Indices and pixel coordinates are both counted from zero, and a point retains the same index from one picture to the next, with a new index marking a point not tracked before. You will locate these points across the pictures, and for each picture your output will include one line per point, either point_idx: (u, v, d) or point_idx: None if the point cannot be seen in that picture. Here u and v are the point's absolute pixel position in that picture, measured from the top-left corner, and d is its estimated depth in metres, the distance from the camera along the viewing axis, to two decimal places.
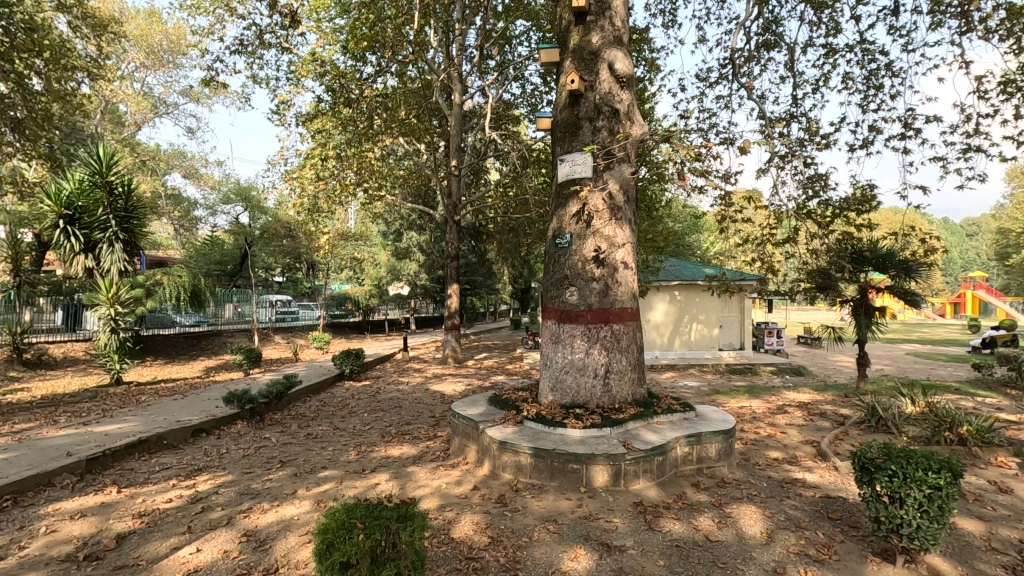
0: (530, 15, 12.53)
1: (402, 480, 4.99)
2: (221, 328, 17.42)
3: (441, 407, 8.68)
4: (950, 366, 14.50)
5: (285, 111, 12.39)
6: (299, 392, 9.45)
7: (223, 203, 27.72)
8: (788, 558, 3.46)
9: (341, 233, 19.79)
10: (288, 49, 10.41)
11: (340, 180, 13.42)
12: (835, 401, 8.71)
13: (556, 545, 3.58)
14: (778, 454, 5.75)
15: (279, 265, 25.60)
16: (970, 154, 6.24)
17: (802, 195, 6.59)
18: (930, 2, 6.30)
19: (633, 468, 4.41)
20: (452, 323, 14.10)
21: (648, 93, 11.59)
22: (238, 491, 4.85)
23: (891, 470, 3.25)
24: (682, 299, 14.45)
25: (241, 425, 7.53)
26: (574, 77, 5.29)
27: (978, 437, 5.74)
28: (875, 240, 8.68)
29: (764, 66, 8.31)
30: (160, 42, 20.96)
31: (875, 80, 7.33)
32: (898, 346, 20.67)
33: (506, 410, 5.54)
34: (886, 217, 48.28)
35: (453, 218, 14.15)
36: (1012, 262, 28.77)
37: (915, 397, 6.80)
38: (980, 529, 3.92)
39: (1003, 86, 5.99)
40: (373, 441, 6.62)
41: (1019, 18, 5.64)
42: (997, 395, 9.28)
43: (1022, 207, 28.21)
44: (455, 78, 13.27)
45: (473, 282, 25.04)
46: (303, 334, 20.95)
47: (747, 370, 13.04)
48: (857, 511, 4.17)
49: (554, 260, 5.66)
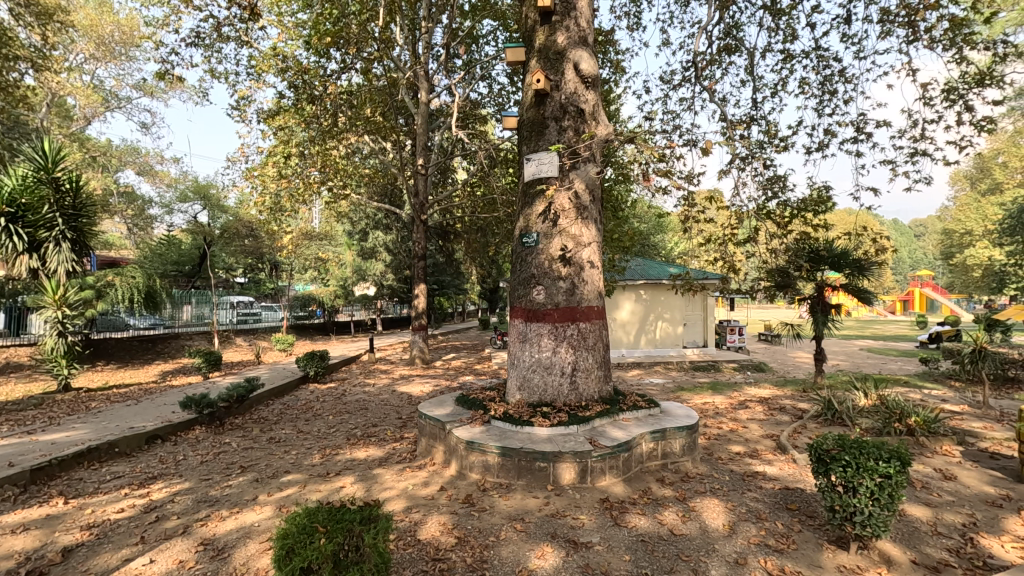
0: (496, 15, 12.58)
1: (368, 483, 4.92)
2: (178, 331, 16.85)
3: (409, 409, 8.58)
4: (900, 361, 15.10)
5: (245, 107, 12.03)
6: (261, 395, 9.19)
7: (180, 202, 26.73)
8: (749, 549, 3.55)
9: (305, 232, 19.38)
10: (248, 42, 10.08)
11: (304, 179, 13.09)
12: (794, 396, 8.98)
13: (522, 543, 3.58)
14: (739, 448, 5.91)
15: (241, 265, 24.88)
16: (917, 158, 6.53)
17: (762, 196, 6.81)
18: (880, 11, 6.55)
19: (600, 465, 4.46)
20: (420, 323, 13.98)
21: (614, 95, 11.75)
22: (195, 499, 4.68)
23: (844, 461, 3.36)
24: (647, 298, 14.66)
25: (198, 431, 7.29)
26: (538, 76, 5.31)
27: (925, 427, 6.02)
28: (831, 240, 8.98)
29: (725, 70, 8.54)
30: (111, 33, 20.08)
31: (830, 85, 7.60)
32: (853, 341, 21.50)
33: (473, 410, 5.50)
34: (840, 219, 50.23)
35: (420, 217, 13.95)
36: (954, 262, 30.23)
37: (868, 390, 7.09)
38: (927, 514, 4.10)
39: (947, 94, 6.27)
40: (338, 444, 6.50)
41: (960, 29, 5.92)
42: (943, 388, 9.75)
43: (964, 210, 29.74)
44: (421, 76, 13.18)
45: (441, 282, 24.83)
46: (265, 335, 20.38)
47: (710, 366, 13.36)
48: (814, 502, 4.31)
49: (521, 259, 5.67)
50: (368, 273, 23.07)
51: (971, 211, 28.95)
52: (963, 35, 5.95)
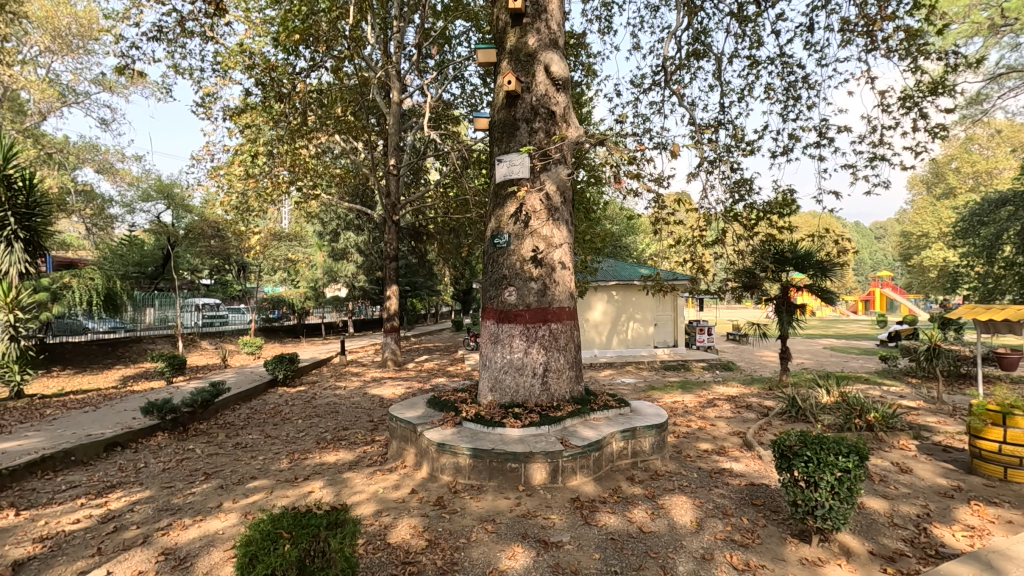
0: (469, 15, 12.54)
1: (337, 487, 4.84)
2: (140, 334, 16.27)
3: (380, 411, 8.49)
4: (860, 358, 15.63)
5: (210, 105, 11.70)
6: (227, 399, 8.95)
7: (143, 201, 25.83)
8: (715, 544, 3.62)
9: (273, 232, 18.98)
10: (213, 37, 9.80)
11: (272, 178, 12.80)
12: (760, 394, 9.19)
13: (493, 544, 3.58)
14: (707, 445, 6.02)
15: (207, 265, 24.21)
16: (876, 162, 6.78)
17: (730, 199, 6.98)
18: (840, 21, 6.79)
19: (571, 465, 4.49)
20: (392, 324, 13.84)
21: (586, 97, 11.88)
22: (156, 507, 4.54)
23: (806, 456, 3.47)
24: (619, 299, 14.83)
25: (161, 437, 7.07)
26: (510, 78, 5.33)
27: (883, 423, 6.24)
28: (795, 241, 9.24)
29: (694, 75, 8.69)
30: (68, 25, 19.28)
31: (794, 91, 7.83)
32: (818, 341, 22.09)
33: (445, 412, 5.48)
34: (806, 222, 51.69)
35: (392, 217, 13.84)
36: (913, 263, 31.44)
37: (830, 388, 7.30)
38: (884, 506, 4.25)
39: (903, 101, 6.53)
40: (307, 448, 6.39)
41: (914, 39, 6.18)
42: (901, 385, 10.12)
43: (922, 213, 30.97)
44: (393, 76, 13.09)
45: (413, 283, 24.60)
46: (233, 338, 19.86)
47: (680, 366, 13.58)
48: (778, 497, 4.42)
49: (492, 260, 5.67)
50: (339, 274, 22.74)
51: (928, 214, 30.19)
52: (917, 46, 6.22)
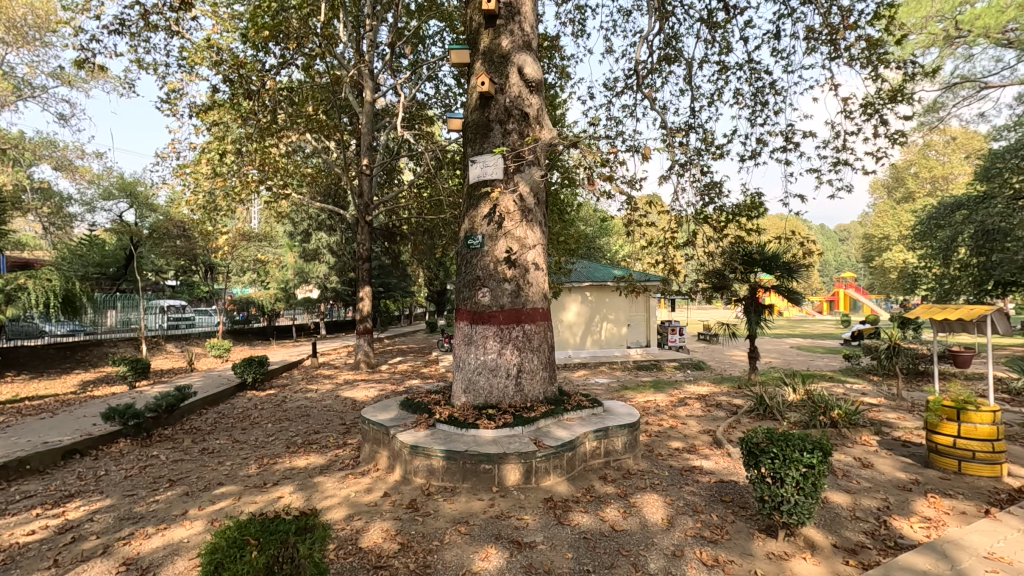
0: (443, 15, 12.48)
1: (308, 492, 4.75)
2: (101, 338, 15.70)
3: (353, 414, 8.38)
4: (825, 357, 16.12)
5: (176, 101, 11.38)
6: (193, 404, 8.71)
7: (104, 199, 24.94)
8: (686, 541, 3.67)
9: (242, 232, 18.56)
10: (179, 31, 9.52)
11: (241, 177, 12.50)
12: (730, 393, 9.38)
13: (466, 546, 3.57)
14: (678, 444, 6.12)
15: (173, 266, 23.53)
16: (839, 167, 6.98)
17: (700, 201, 7.11)
18: (805, 29, 6.97)
19: (544, 465, 4.50)
20: (365, 326, 13.67)
21: (559, 99, 11.94)
22: (117, 516, 4.39)
23: (772, 453, 3.55)
24: (593, 299, 14.95)
25: (122, 444, 6.84)
26: (483, 79, 5.33)
27: (846, 419, 6.44)
28: (763, 243, 9.46)
29: (665, 79, 8.81)
30: (23, 16, 18.48)
31: (761, 96, 8.01)
32: (786, 340, 22.65)
33: (418, 414, 5.43)
34: (774, 224, 53.00)
35: (365, 218, 13.67)
36: (875, 264, 32.51)
37: (796, 386, 7.50)
38: (847, 500, 4.39)
39: (865, 108, 6.73)
40: (277, 453, 6.26)
41: (875, 48, 6.38)
42: (863, 382, 10.46)
43: (883, 217, 32.08)
44: (366, 75, 12.94)
45: (387, 284, 24.33)
46: (199, 340, 19.33)
47: (653, 365, 13.77)
48: (746, 493, 4.52)
49: (466, 261, 5.65)
50: (311, 275, 22.35)
51: (889, 217, 31.29)
52: (877, 54, 6.43)
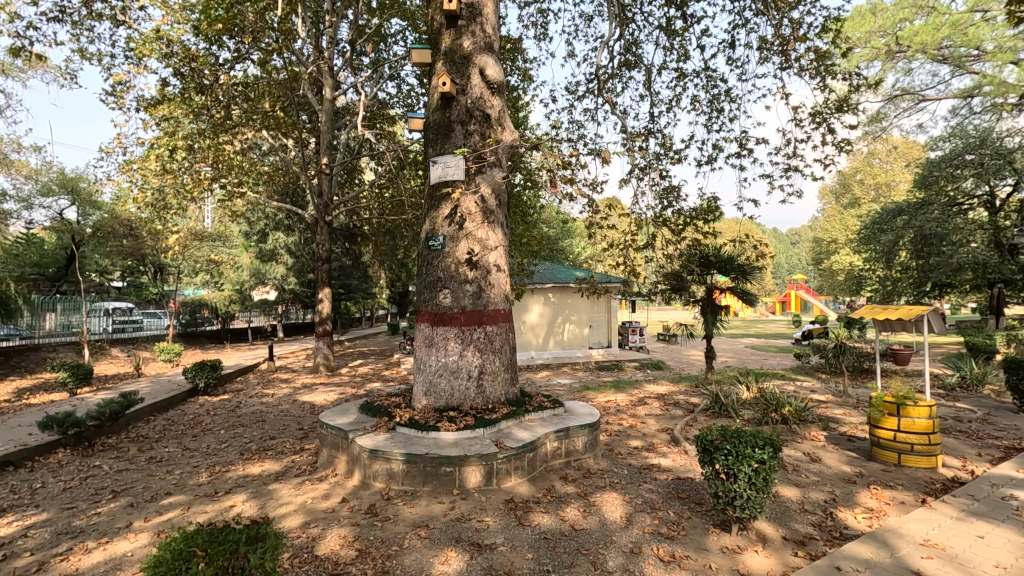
0: (405, 14, 12.35)
1: (262, 499, 4.61)
2: (39, 342, 14.78)
3: (311, 419, 8.17)
4: (778, 356, 16.70)
5: (122, 93, 10.85)
6: (140, 411, 8.31)
7: (43, 196, 23.53)
8: (644, 538, 3.74)
9: (194, 231, 17.86)
10: (126, 21, 9.11)
11: (192, 174, 12.03)
12: (687, 392, 9.61)
13: (426, 550, 3.53)
14: (637, 442, 6.23)
15: (118, 267, 22.41)
16: (790, 173, 7.25)
17: (659, 205, 7.26)
18: (758, 39, 7.23)
19: (505, 467, 4.50)
20: (324, 329, 13.36)
21: (523, 102, 11.99)
22: (54, 531, 4.15)
23: (726, 449, 3.66)
24: (555, 301, 15.07)
25: (61, 455, 6.47)
26: (444, 79, 5.31)
27: (796, 416, 6.69)
28: (719, 247, 9.72)
29: (625, 84, 8.96)
30: None
31: (718, 103, 8.24)
32: (740, 340, 23.38)
33: (378, 417, 5.35)
34: (730, 227, 54.63)
35: (325, 218, 13.37)
36: (824, 267, 33.93)
37: (750, 384, 7.74)
38: (797, 494, 4.56)
39: (813, 117, 7.02)
40: (229, 460, 6.04)
41: (822, 60, 6.67)
42: (813, 380, 10.90)
43: (831, 222, 33.53)
44: (326, 72, 12.64)
45: (347, 285, 23.87)
46: (148, 344, 18.50)
47: (614, 366, 13.97)
48: (702, 490, 4.63)
49: (427, 262, 5.60)
50: (268, 276, 21.71)
51: (837, 222, 32.64)
52: (825, 66, 6.72)
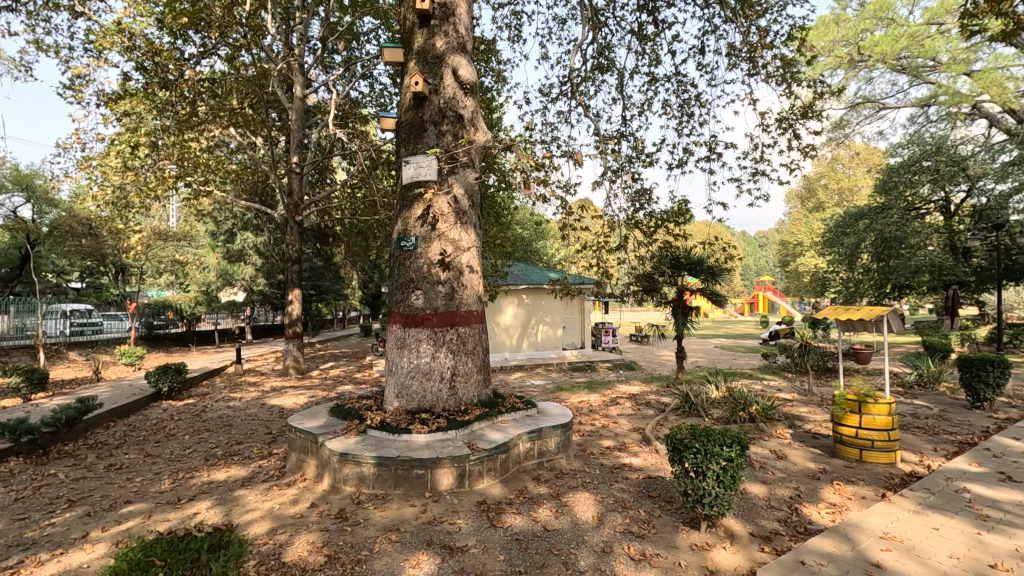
0: (377, 13, 12.24)
1: (227, 506, 4.48)
2: None
3: (279, 423, 7.99)
4: (746, 356, 17.08)
5: (81, 87, 10.48)
6: (99, 416, 8.00)
7: None
8: (615, 537, 3.77)
9: (158, 231, 17.32)
10: (85, 13, 8.78)
11: (156, 172, 11.66)
12: (658, 392, 9.74)
13: (397, 554, 3.49)
14: (609, 442, 6.29)
15: (76, 267, 21.55)
16: (758, 177, 7.41)
17: (631, 207, 7.35)
18: (727, 46, 7.38)
19: (477, 468, 4.47)
20: (294, 331, 13.11)
21: (496, 103, 12.00)
22: (3, 544, 3.96)
23: (695, 448, 3.71)
24: (529, 302, 15.09)
25: (13, 463, 6.18)
26: (417, 79, 5.27)
27: (764, 414, 6.84)
28: (689, 249, 9.85)
29: (598, 87, 9.04)
30: None
31: (688, 108, 8.40)
32: (710, 340, 23.81)
33: (348, 420, 5.26)
34: (700, 229, 55.60)
35: (295, 218, 13.13)
36: (790, 269, 34.87)
37: (719, 384, 7.89)
38: (764, 491, 4.66)
39: (780, 123, 7.20)
40: (193, 467, 5.87)
41: (788, 67, 6.86)
42: (779, 379, 11.16)
43: (797, 225, 34.48)
44: (296, 70, 12.40)
45: (319, 287, 23.46)
46: (108, 348, 17.85)
47: (586, 367, 14.07)
48: (671, 488, 4.70)
49: (398, 262, 5.54)
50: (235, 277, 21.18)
51: (802, 225, 33.58)
52: (790, 73, 6.91)
